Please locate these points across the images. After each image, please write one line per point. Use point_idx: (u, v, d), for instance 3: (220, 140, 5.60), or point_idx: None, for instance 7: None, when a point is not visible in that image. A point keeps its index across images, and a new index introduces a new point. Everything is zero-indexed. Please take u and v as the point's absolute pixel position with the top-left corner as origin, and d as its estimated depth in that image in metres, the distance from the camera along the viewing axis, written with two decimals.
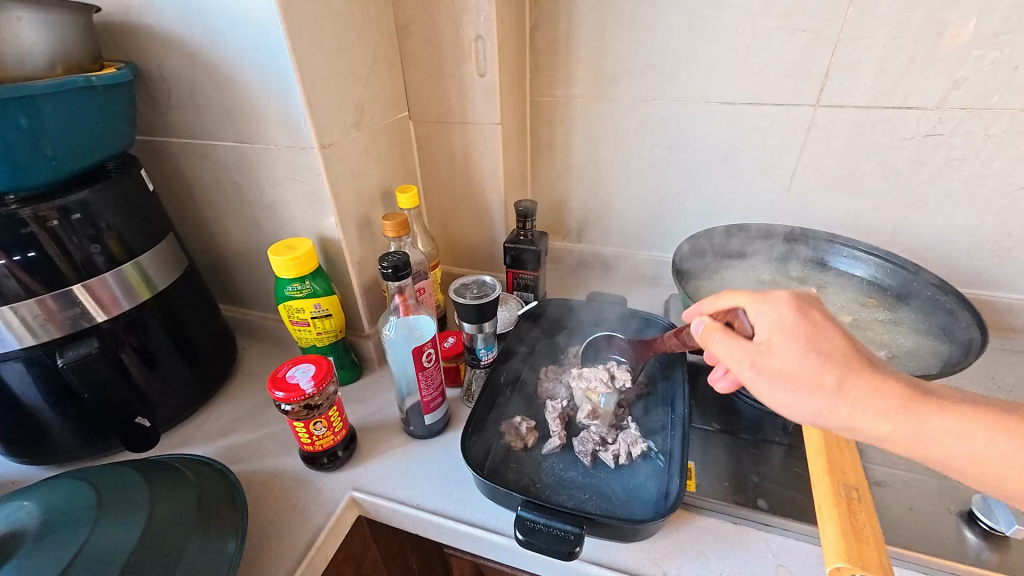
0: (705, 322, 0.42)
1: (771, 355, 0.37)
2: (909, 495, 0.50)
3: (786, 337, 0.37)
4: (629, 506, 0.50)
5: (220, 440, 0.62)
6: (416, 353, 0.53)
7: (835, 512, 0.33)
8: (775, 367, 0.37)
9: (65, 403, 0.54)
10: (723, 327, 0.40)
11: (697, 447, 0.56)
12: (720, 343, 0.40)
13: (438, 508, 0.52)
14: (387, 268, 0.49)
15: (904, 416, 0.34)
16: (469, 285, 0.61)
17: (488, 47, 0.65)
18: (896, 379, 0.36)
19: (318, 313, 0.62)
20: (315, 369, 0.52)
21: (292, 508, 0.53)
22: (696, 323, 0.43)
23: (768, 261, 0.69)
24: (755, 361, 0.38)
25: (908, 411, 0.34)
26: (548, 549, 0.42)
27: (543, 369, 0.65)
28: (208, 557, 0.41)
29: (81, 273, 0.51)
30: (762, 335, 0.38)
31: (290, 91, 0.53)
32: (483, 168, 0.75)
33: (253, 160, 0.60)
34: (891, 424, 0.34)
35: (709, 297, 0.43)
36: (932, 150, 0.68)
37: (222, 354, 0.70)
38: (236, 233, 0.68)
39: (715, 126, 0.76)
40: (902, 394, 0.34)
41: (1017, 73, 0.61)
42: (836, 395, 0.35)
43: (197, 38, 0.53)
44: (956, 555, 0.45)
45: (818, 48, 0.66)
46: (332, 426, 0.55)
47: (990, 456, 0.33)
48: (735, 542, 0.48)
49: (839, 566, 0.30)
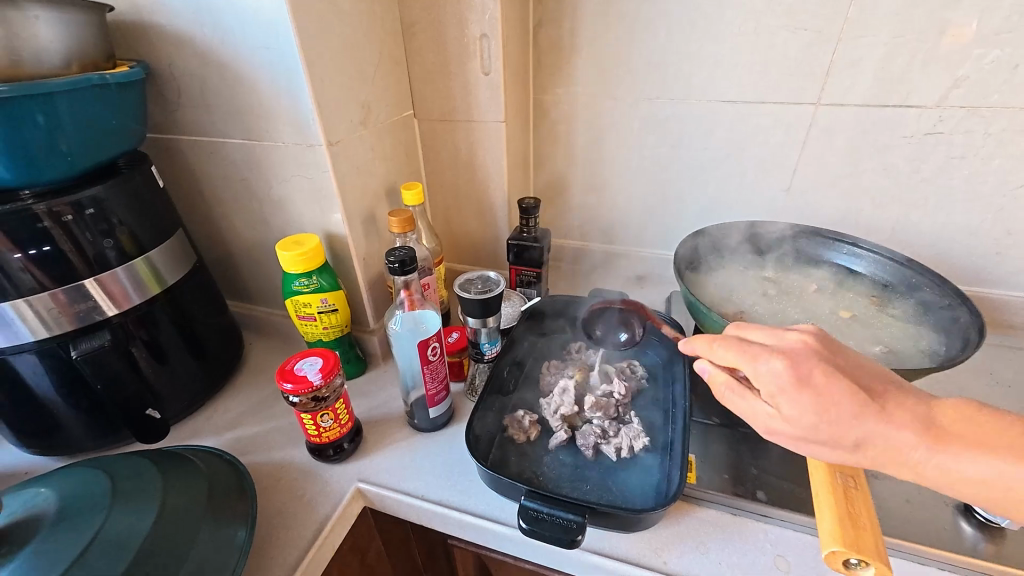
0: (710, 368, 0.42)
1: (779, 418, 0.37)
2: (907, 487, 0.51)
3: (793, 407, 0.35)
4: (631, 497, 0.51)
5: (228, 432, 0.63)
6: (421, 346, 0.54)
7: (831, 499, 0.33)
8: (786, 429, 0.37)
9: (77, 395, 0.55)
10: (728, 383, 0.40)
11: (698, 440, 0.57)
12: (729, 396, 0.40)
13: (442, 499, 0.53)
14: (393, 263, 0.50)
15: (918, 455, 0.34)
16: (474, 280, 0.62)
17: (493, 46, 0.66)
18: (914, 427, 0.34)
19: (324, 308, 0.62)
20: (322, 362, 0.53)
21: (299, 499, 0.54)
22: (700, 368, 0.42)
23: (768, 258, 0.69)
24: (765, 421, 0.38)
25: (923, 449, 0.34)
26: (551, 537, 0.43)
27: (546, 364, 0.66)
28: (219, 544, 0.42)
29: (93, 268, 0.52)
30: (767, 396, 0.37)
31: (299, 89, 0.54)
32: (487, 166, 0.76)
33: (261, 157, 0.61)
34: (905, 471, 0.35)
35: (703, 344, 0.41)
36: (932, 148, 0.69)
37: (228, 349, 0.71)
38: (244, 230, 0.69)
39: (716, 125, 0.76)
40: (918, 445, 0.34)
41: (1017, 72, 0.61)
42: (854, 452, 0.36)
43: (207, 37, 0.54)
44: (951, 545, 0.46)
45: (820, 47, 0.67)
46: (338, 419, 0.56)
47: (1009, 485, 0.32)
48: (734, 532, 0.49)
49: (835, 550, 0.30)
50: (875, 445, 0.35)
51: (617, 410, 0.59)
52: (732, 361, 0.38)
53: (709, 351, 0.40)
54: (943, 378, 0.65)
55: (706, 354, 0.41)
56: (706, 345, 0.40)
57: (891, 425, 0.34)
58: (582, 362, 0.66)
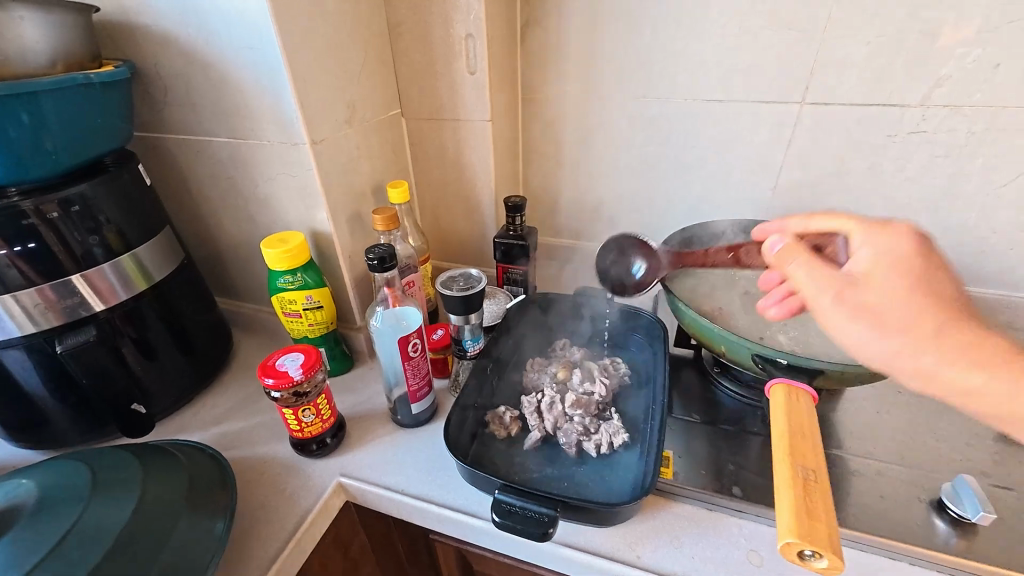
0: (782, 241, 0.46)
1: (866, 290, 0.41)
2: (882, 484, 0.52)
3: (885, 270, 0.41)
4: (608, 493, 0.52)
5: (213, 427, 0.64)
6: (402, 342, 0.54)
7: (790, 492, 0.33)
8: (866, 301, 0.40)
9: (64, 389, 0.56)
10: (806, 252, 0.44)
11: (675, 436, 0.57)
12: (800, 265, 0.43)
13: (422, 493, 0.54)
14: (373, 260, 0.51)
15: (956, 355, 0.38)
16: (456, 278, 0.62)
17: (478, 46, 0.66)
18: (968, 329, 0.39)
19: (309, 305, 0.63)
20: (304, 358, 0.53)
21: (281, 493, 0.55)
22: (772, 242, 0.46)
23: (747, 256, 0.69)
24: (840, 293, 0.41)
25: (962, 350, 0.38)
26: (523, 530, 0.44)
27: (530, 362, 0.67)
28: (197, 535, 0.43)
29: (80, 264, 0.53)
30: (861, 268, 0.43)
31: (282, 88, 0.55)
32: (474, 164, 0.77)
33: (247, 155, 0.62)
34: (942, 364, 0.38)
35: (801, 218, 0.49)
36: (916, 147, 0.69)
37: (217, 346, 0.72)
38: (231, 227, 0.70)
39: (702, 124, 0.77)
40: (969, 343, 0.38)
41: (999, 71, 0.61)
42: (905, 338, 0.39)
43: (192, 37, 0.55)
44: (921, 540, 0.47)
45: (804, 46, 0.67)
46: (320, 414, 0.56)
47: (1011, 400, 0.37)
48: (709, 527, 0.49)
49: (789, 541, 0.30)
50: (931, 333, 0.39)
51: (598, 408, 0.60)
52: (836, 223, 0.46)
53: (807, 224, 0.48)
54: None
55: (803, 228, 0.49)
56: (805, 220, 0.48)
57: (954, 325, 0.39)
58: (566, 360, 0.67)
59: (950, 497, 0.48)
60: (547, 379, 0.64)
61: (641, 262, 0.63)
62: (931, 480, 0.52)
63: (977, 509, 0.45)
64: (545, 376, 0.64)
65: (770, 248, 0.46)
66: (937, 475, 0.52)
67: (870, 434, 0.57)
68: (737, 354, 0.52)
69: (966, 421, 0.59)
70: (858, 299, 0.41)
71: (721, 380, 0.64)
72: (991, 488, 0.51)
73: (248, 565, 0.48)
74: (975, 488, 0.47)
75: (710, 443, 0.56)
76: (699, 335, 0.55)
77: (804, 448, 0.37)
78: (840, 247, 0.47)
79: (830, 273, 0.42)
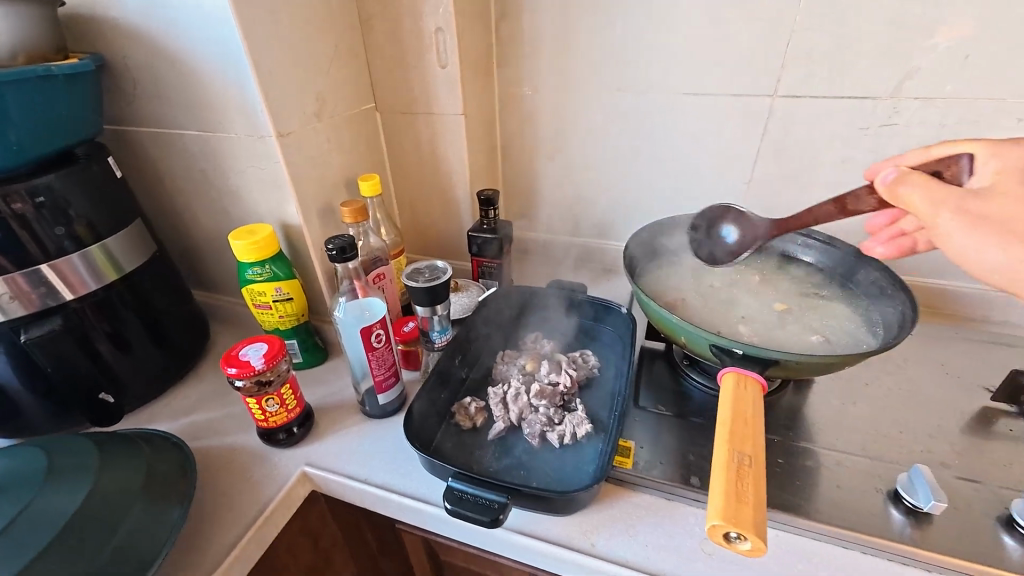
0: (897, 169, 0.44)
1: (992, 202, 0.39)
2: (841, 475, 0.52)
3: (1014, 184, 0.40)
4: (566, 482, 0.52)
5: (185, 418, 0.65)
6: (365, 332, 0.55)
7: (723, 477, 0.34)
8: (989, 213, 0.39)
9: (34, 379, 0.57)
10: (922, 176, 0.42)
11: (638, 427, 0.58)
12: (914, 191, 0.41)
13: (384, 482, 0.54)
14: (333, 250, 0.52)
15: None
16: (422, 270, 0.63)
17: (448, 39, 0.67)
18: None
19: (279, 297, 0.64)
20: (267, 348, 0.54)
21: (246, 481, 0.55)
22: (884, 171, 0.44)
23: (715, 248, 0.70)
24: (959, 206, 0.40)
25: None
26: (472, 516, 0.45)
27: (500, 354, 0.67)
28: (152, 523, 0.44)
29: (48, 254, 0.54)
30: (987, 181, 0.41)
31: (246, 81, 0.55)
32: (448, 158, 0.77)
33: (216, 148, 0.62)
34: None
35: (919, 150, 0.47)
36: (889, 140, 0.68)
37: (192, 338, 0.73)
38: (205, 220, 0.70)
39: (676, 118, 0.76)
40: None
41: (969, 62, 0.60)
42: None
43: (157, 30, 0.55)
44: (876, 530, 0.47)
45: (774, 38, 0.66)
46: (285, 403, 0.57)
47: None
48: (665, 516, 0.50)
49: (714, 523, 0.32)
50: None
51: (563, 398, 0.60)
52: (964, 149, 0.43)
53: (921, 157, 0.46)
54: (894, 369, 0.65)
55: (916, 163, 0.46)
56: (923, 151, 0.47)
57: None
58: (536, 352, 0.67)
59: (905, 488, 0.48)
60: (514, 370, 0.64)
61: (733, 227, 0.59)
62: (890, 471, 0.52)
63: (930, 498, 0.45)
64: (513, 368, 0.64)
65: (881, 176, 0.44)
66: (897, 466, 0.52)
67: (834, 425, 0.57)
68: (697, 345, 0.52)
69: (931, 414, 0.59)
70: (976, 212, 0.39)
71: (690, 372, 0.64)
72: (952, 479, 0.51)
73: (208, 551, 0.49)
74: (929, 478, 0.47)
75: (673, 434, 0.57)
76: (662, 325, 0.55)
77: (744, 434, 0.38)
78: (961, 167, 0.43)
79: (949, 192, 0.40)
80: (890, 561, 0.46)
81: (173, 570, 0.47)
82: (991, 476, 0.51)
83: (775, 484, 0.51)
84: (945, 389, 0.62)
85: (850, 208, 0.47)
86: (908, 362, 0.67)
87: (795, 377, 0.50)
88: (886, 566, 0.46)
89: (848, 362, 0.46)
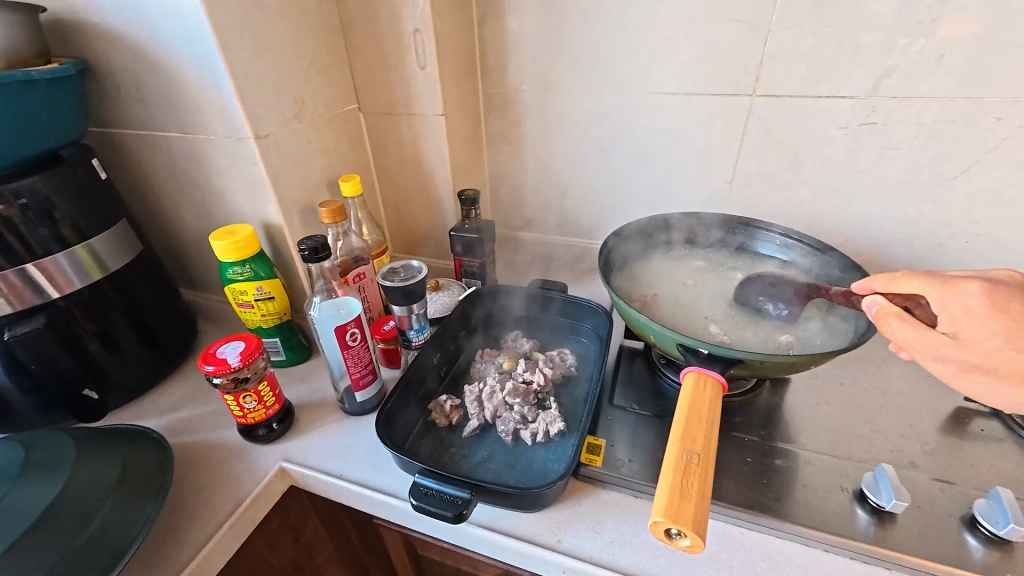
0: (881, 301, 0.44)
1: (963, 348, 0.40)
2: (809, 473, 0.52)
3: (976, 329, 0.39)
4: (536, 478, 0.53)
5: (170, 414, 0.66)
6: (339, 331, 0.56)
7: (669, 474, 0.37)
8: (964, 358, 0.40)
9: (21, 375, 0.58)
10: (902, 312, 0.42)
11: (611, 425, 0.58)
12: (897, 329, 0.42)
13: (359, 478, 0.56)
14: (306, 250, 0.54)
15: None
16: (398, 269, 0.65)
17: (426, 41, 0.67)
18: None
19: (261, 296, 0.65)
20: (244, 346, 0.55)
21: (225, 476, 0.57)
22: (869, 301, 0.45)
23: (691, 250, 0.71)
24: (937, 352, 0.41)
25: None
26: (437, 511, 0.46)
27: (480, 353, 0.68)
28: (126, 517, 0.45)
29: (34, 253, 0.55)
30: (949, 326, 0.41)
31: (223, 84, 0.56)
32: (430, 159, 0.78)
33: (198, 150, 0.63)
34: None
35: (882, 277, 0.45)
36: (867, 139, 0.68)
37: (180, 336, 0.74)
38: (191, 220, 0.72)
39: (657, 118, 0.76)
40: None
41: (944, 60, 0.60)
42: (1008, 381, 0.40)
43: (137, 34, 0.56)
44: (840, 528, 0.47)
45: (751, 37, 0.66)
46: (263, 400, 0.58)
47: None
48: (632, 513, 0.50)
49: (656, 519, 0.35)
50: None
51: (537, 396, 0.61)
52: (919, 288, 0.42)
53: (886, 286, 0.44)
54: (871, 369, 0.65)
55: (883, 290, 0.45)
56: (885, 281, 0.45)
57: None
58: (514, 350, 0.68)
59: (870, 487, 0.48)
60: (492, 368, 0.65)
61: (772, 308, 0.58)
62: (858, 470, 0.52)
63: (892, 497, 0.46)
64: (490, 366, 0.65)
65: (868, 307, 0.45)
66: (866, 465, 0.53)
67: (806, 425, 0.58)
68: (666, 344, 0.52)
69: (904, 413, 0.59)
70: (959, 358, 0.40)
71: (666, 371, 0.64)
72: (920, 479, 0.51)
73: (185, 545, 0.50)
74: (893, 477, 0.47)
75: (645, 433, 0.57)
76: (633, 326, 0.56)
77: (697, 433, 0.40)
78: (924, 308, 0.42)
79: (924, 338, 0.41)
80: (853, 560, 0.46)
81: (150, 562, 0.48)
82: (960, 476, 0.51)
83: (742, 482, 0.51)
84: (920, 389, 0.62)
85: (853, 298, 0.48)
86: (885, 362, 0.67)
87: (763, 376, 0.51)
88: (849, 565, 0.46)
89: (812, 363, 0.47)
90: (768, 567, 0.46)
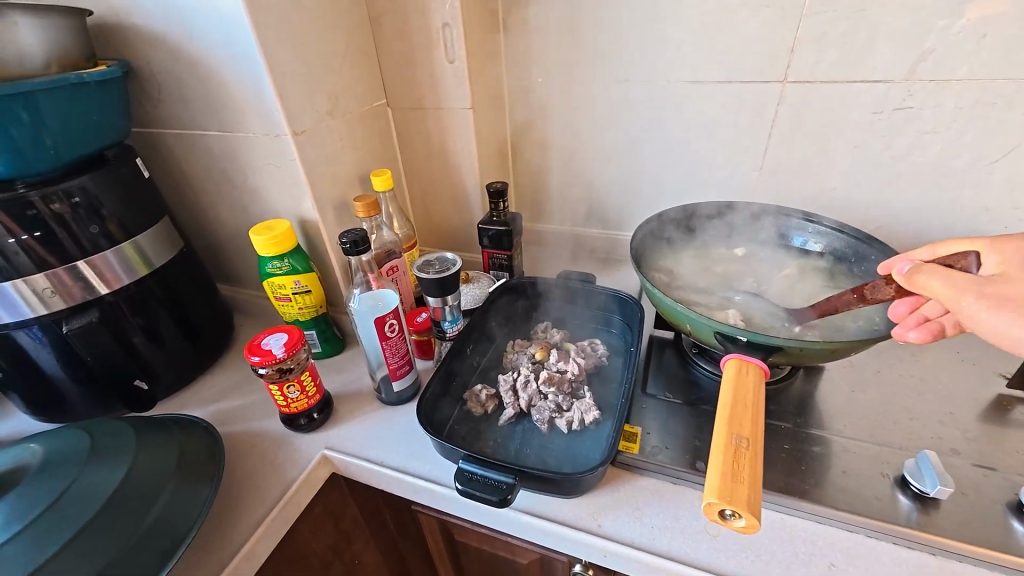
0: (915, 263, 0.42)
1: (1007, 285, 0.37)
2: (847, 460, 0.52)
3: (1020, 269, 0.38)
4: (574, 464, 0.54)
5: (213, 404, 0.69)
6: (378, 323, 0.57)
7: (721, 456, 0.38)
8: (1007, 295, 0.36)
9: (75, 367, 0.61)
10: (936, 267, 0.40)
11: (646, 413, 0.59)
12: (932, 276, 0.39)
13: (400, 465, 0.57)
14: (347, 243, 0.55)
15: None
16: (432, 262, 0.66)
17: (455, 35, 0.68)
18: None
19: (298, 289, 0.67)
20: (287, 338, 0.57)
21: (271, 464, 0.59)
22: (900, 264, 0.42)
23: (716, 239, 0.72)
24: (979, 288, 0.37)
25: None
26: (482, 496, 0.47)
27: (510, 343, 0.69)
28: (184, 502, 0.48)
29: (85, 251, 0.57)
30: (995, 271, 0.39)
31: (262, 82, 0.57)
32: (458, 152, 0.78)
33: (236, 147, 0.65)
34: None
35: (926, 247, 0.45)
36: (903, 124, 0.66)
37: (218, 330, 0.76)
38: (227, 216, 0.74)
39: (684, 106, 0.76)
40: None
41: (985, 41, 0.59)
42: None
43: (178, 35, 0.58)
44: (881, 514, 0.47)
45: (783, 24, 0.65)
46: (305, 390, 0.60)
47: None
48: (671, 499, 0.51)
49: (710, 501, 0.35)
50: None
51: (571, 386, 0.61)
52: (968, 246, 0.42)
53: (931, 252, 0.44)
54: (908, 358, 0.65)
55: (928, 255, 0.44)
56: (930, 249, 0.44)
57: None
58: (546, 341, 0.68)
59: (913, 473, 0.48)
60: (524, 359, 0.65)
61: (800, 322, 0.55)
62: (898, 457, 0.52)
63: (936, 483, 0.46)
64: (523, 356, 0.65)
65: (900, 268, 0.42)
66: (906, 452, 0.52)
67: (842, 412, 0.57)
68: (702, 332, 0.53)
69: (943, 401, 0.58)
70: (1000, 293, 0.36)
71: (697, 361, 0.64)
72: (963, 466, 0.50)
73: (237, 528, 0.52)
74: (936, 463, 0.47)
75: (680, 420, 0.58)
76: (668, 315, 0.56)
77: (744, 418, 0.41)
78: (970, 262, 0.40)
79: (963, 278, 0.38)
80: (895, 545, 0.46)
81: (206, 544, 0.51)
82: (1003, 463, 0.50)
83: (780, 469, 0.52)
84: (957, 376, 0.62)
85: (868, 295, 0.45)
86: (922, 350, 0.66)
87: (801, 364, 0.51)
88: (892, 550, 0.46)
89: (853, 350, 0.47)
90: (810, 552, 0.46)
